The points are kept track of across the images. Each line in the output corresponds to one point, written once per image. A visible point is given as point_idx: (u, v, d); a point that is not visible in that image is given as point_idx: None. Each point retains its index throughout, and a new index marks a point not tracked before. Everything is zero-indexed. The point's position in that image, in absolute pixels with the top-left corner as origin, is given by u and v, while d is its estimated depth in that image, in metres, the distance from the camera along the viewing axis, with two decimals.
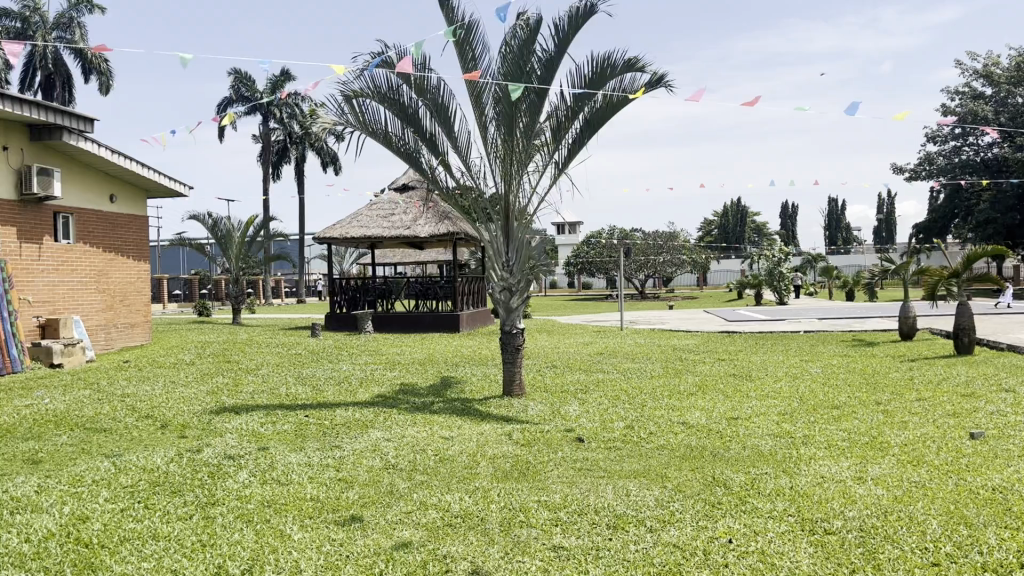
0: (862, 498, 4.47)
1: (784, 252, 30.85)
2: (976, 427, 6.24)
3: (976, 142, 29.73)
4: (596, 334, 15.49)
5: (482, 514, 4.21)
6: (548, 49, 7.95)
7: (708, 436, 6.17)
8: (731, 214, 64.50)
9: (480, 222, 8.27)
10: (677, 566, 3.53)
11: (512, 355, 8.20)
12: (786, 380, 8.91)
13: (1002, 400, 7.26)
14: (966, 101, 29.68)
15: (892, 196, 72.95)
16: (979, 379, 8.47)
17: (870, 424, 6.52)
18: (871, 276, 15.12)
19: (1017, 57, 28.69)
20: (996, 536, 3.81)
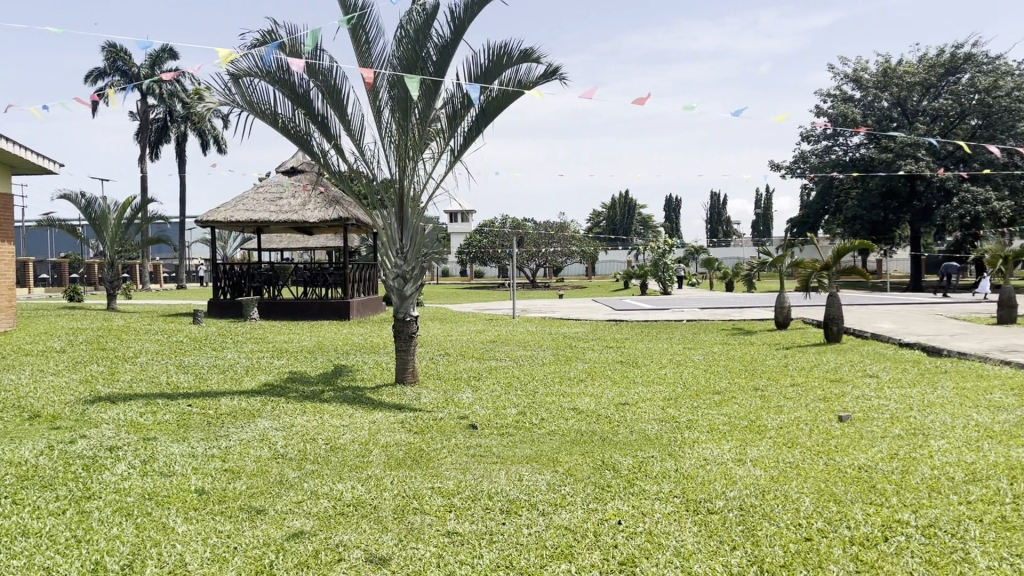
0: (742, 478, 4.68)
1: (669, 244, 31.84)
2: (844, 410, 6.65)
3: (845, 142, 31.47)
4: (487, 322, 15.57)
5: (374, 502, 4.16)
6: (443, 35, 7.90)
7: (597, 421, 6.32)
8: (619, 206, 66.18)
9: (373, 208, 8.15)
10: (568, 548, 3.59)
11: (405, 344, 8.13)
12: (670, 367, 9.23)
13: (866, 384, 7.78)
14: (838, 103, 31.36)
15: (769, 193, 76.53)
16: (846, 365, 9.02)
17: (748, 408, 6.83)
18: (750, 268, 15.80)
19: (883, 63, 30.59)
20: (862, 512, 4.07)
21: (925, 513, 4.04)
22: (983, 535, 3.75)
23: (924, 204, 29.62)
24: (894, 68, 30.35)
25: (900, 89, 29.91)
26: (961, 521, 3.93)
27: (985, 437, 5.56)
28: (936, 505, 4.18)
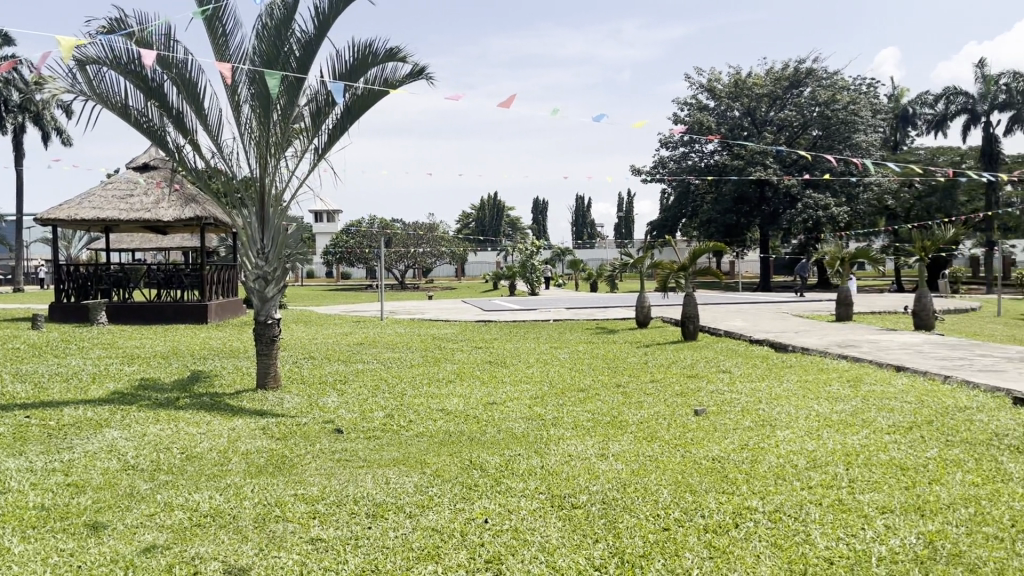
0: (604, 473, 4.82)
1: (536, 245, 32.35)
2: (700, 404, 6.97)
3: (701, 149, 32.99)
4: (354, 324, 15.32)
5: (234, 511, 4.01)
6: (306, 31, 7.72)
7: (464, 421, 6.34)
8: (487, 207, 66.67)
9: (233, 207, 7.85)
10: (434, 549, 3.59)
11: (267, 347, 7.88)
12: (537, 366, 9.39)
13: (720, 379, 8.19)
14: (694, 111, 32.85)
15: (631, 196, 79.17)
16: (702, 361, 9.46)
17: (611, 404, 7.04)
18: (613, 269, 16.30)
19: (734, 75, 32.29)
20: (715, 501, 4.29)
21: (772, 499, 4.30)
22: (822, 518, 4.03)
23: (772, 209, 31.50)
24: (744, 79, 32.10)
25: (750, 100, 31.67)
26: (803, 505, 4.20)
27: (824, 426, 5.98)
28: (781, 491, 4.46)
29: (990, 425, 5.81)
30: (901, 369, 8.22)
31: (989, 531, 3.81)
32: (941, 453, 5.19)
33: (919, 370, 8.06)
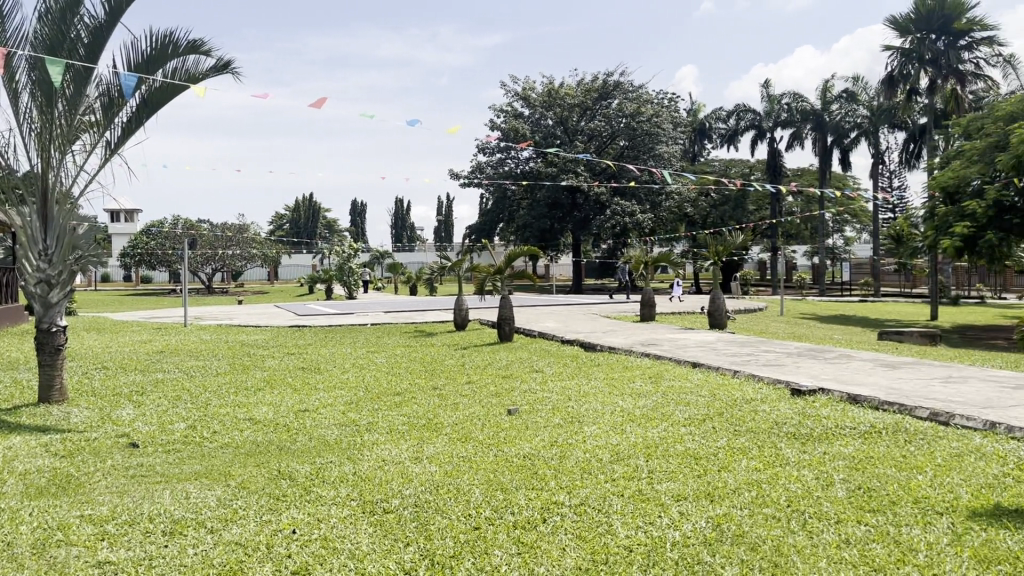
0: (417, 476, 4.82)
1: (353, 248, 31.82)
2: (513, 404, 7.14)
3: (516, 155, 33.86)
4: (156, 331, 14.39)
5: (8, 539, 3.64)
6: (96, 17, 7.19)
7: (273, 430, 6.13)
8: (303, 209, 64.78)
9: (9, 204, 7.15)
10: (238, 564, 3.44)
11: (51, 357, 7.24)
12: (353, 371, 9.25)
13: (533, 379, 8.44)
14: (509, 119, 33.62)
15: (450, 200, 79.73)
16: (516, 362, 9.69)
17: (427, 407, 7.05)
18: (431, 272, 16.36)
19: (547, 85, 33.35)
20: (524, 497, 4.41)
21: (578, 493, 4.48)
22: (623, 508, 4.25)
23: (583, 215, 32.87)
24: (557, 90, 33.22)
25: (563, 110, 32.83)
26: (606, 497, 4.42)
27: (627, 421, 6.31)
28: (586, 485, 4.65)
29: (771, 414, 6.38)
30: (696, 366, 8.82)
31: (768, 511, 4.18)
32: (730, 442, 5.62)
33: (712, 365, 8.69)
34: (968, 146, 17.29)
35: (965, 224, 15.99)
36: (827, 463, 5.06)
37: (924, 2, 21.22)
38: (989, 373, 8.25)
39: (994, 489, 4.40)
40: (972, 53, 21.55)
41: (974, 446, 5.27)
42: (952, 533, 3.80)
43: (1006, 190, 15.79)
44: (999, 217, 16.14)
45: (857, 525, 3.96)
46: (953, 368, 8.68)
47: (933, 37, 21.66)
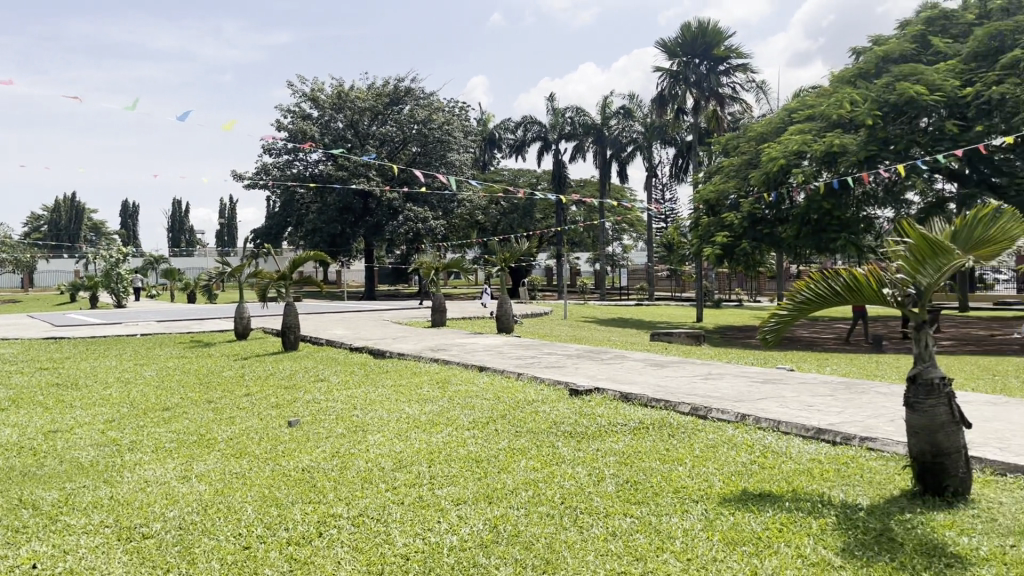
0: (184, 496, 4.51)
1: (122, 253, 29.39)
2: (294, 415, 6.87)
3: (305, 158, 32.88)
4: None
5: None
6: None
7: (17, 455, 5.50)
8: (63, 210, 59.05)
9: None
10: None
11: None
12: (117, 386, 8.51)
13: (317, 389, 8.17)
14: (297, 120, 32.57)
15: (233, 202, 76.02)
16: (301, 372, 9.35)
17: (199, 423, 6.62)
18: (210, 278, 15.45)
19: (337, 87, 32.66)
20: (300, 511, 4.26)
21: (356, 504, 4.39)
22: (402, 516, 4.22)
23: (375, 220, 32.35)
24: (347, 92, 32.60)
25: (353, 113, 32.36)
26: (385, 506, 4.36)
27: (411, 427, 6.28)
28: (366, 494, 4.57)
29: (551, 415, 6.60)
30: (482, 370, 8.97)
31: (542, 510, 4.31)
32: (510, 443, 5.75)
33: (497, 369, 8.87)
34: (726, 163, 19.01)
35: (724, 234, 17.55)
36: (599, 459, 5.31)
37: (689, 29, 23.03)
38: (742, 369, 9.08)
39: (743, 476, 4.82)
40: (729, 78, 23.67)
41: (727, 436, 5.77)
42: (705, 519, 4.12)
43: (757, 203, 17.52)
44: (753, 228, 17.59)
45: (624, 517, 4.18)
46: (712, 365, 9.46)
47: (697, 61, 23.55)
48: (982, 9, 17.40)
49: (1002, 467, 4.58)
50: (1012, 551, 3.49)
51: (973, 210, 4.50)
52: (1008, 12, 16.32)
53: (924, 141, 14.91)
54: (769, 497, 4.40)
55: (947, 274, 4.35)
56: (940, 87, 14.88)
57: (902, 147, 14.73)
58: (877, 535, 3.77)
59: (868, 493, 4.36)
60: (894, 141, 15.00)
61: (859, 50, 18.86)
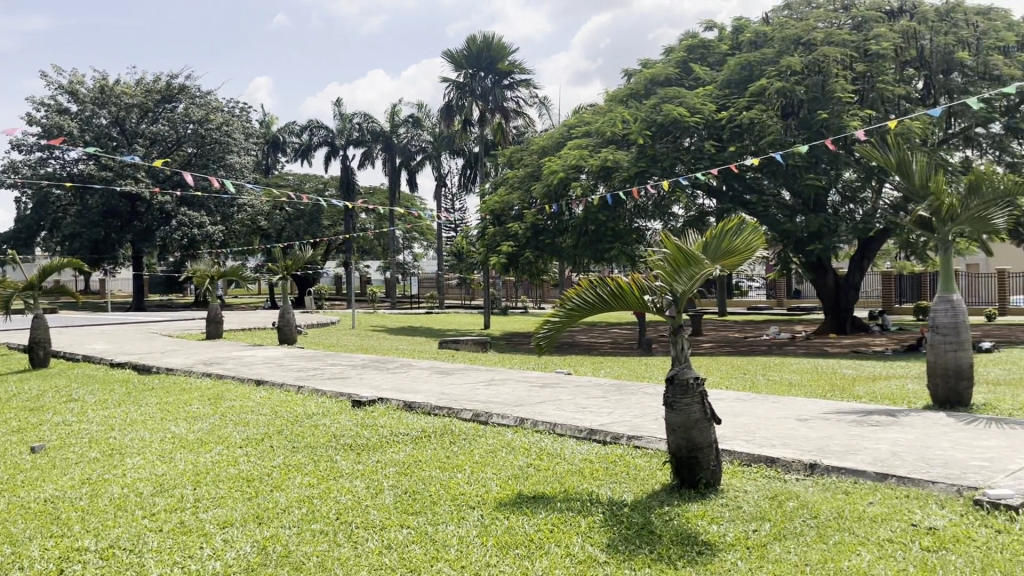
0: None
1: None
2: (39, 440, 6.18)
3: (61, 156, 29.95)
4: None
5: None
6: None
7: None
8: None
9: None
10: None
11: None
12: None
13: (69, 410, 7.41)
14: (52, 114, 29.65)
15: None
16: (49, 392, 8.44)
17: None
18: None
19: (99, 80, 30.12)
20: (38, 548, 3.82)
21: (106, 535, 4.01)
22: (159, 544, 3.90)
23: (144, 225, 30.09)
24: (111, 86, 30.15)
25: (118, 109, 29.96)
26: (141, 535, 4.01)
27: (177, 448, 5.85)
28: (118, 523, 4.19)
29: (330, 427, 6.41)
30: (260, 383, 8.56)
31: (315, 527, 4.15)
32: (285, 460, 5.51)
33: (276, 382, 8.50)
34: (510, 174, 19.59)
35: (509, 243, 18.06)
36: (378, 471, 5.22)
37: (474, 41, 23.52)
38: (523, 374, 9.34)
39: (519, 479, 4.93)
40: (513, 92, 24.44)
41: (505, 441, 5.88)
42: (480, 524, 4.15)
43: (539, 214, 18.20)
44: (536, 237, 18.24)
45: (399, 529, 4.12)
46: (494, 371, 9.66)
47: (482, 74, 24.10)
48: (734, 41, 19.26)
49: (748, 457, 5.01)
50: (753, 534, 3.82)
51: (719, 224, 4.92)
52: (755, 45, 18.17)
53: (686, 159, 16.21)
54: (542, 498, 4.52)
55: (699, 282, 4.71)
56: (700, 110, 16.26)
57: (667, 165, 15.92)
58: (639, 529, 3.98)
59: (632, 490, 4.60)
60: (661, 158, 16.18)
61: (630, 72, 20.19)
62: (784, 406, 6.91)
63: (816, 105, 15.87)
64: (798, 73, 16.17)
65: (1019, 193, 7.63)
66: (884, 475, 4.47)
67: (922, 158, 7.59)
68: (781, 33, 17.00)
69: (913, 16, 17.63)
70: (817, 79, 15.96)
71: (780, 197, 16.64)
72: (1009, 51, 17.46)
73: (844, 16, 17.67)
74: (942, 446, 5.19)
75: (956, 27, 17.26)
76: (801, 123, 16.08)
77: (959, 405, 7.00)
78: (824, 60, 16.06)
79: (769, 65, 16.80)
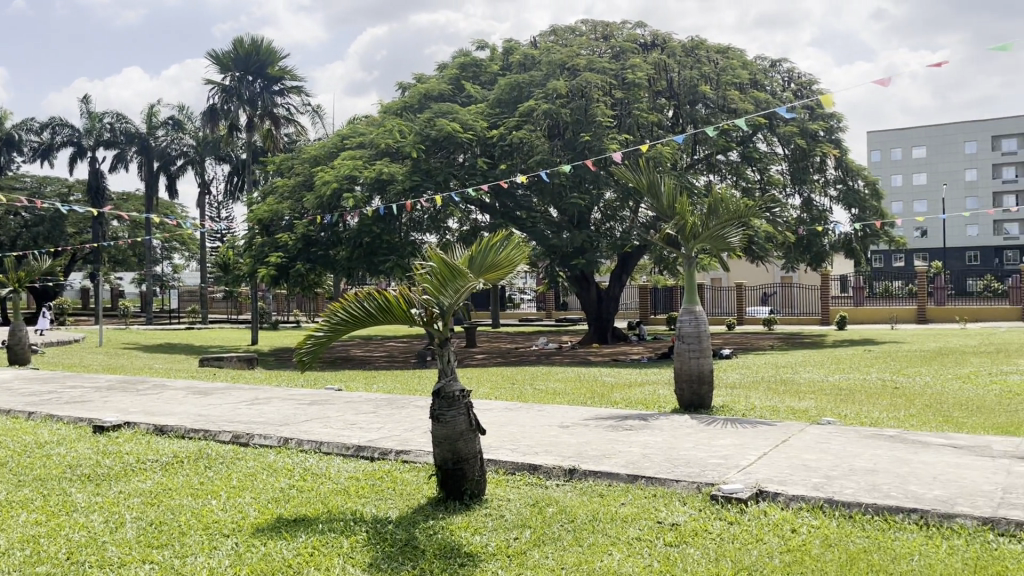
0: None
1: None
2: None
3: None
4: None
5: None
6: None
7: None
8: None
9: None
10: None
11: None
12: None
13: None
14: None
15: None
16: None
17: None
18: None
19: None
20: None
21: None
22: None
23: None
24: None
25: None
26: None
27: None
28: None
29: (66, 458, 5.76)
30: None
31: (40, 571, 3.68)
32: (8, 496, 4.87)
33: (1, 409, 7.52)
34: (280, 183, 18.86)
35: (278, 254, 17.40)
36: (121, 502, 4.75)
37: (242, 43, 22.57)
38: (288, 392, 8.96)
39: (280, 502, 4.69)
40: (284, 98, 23.64)
41: (267, 462, 5.59)
42: (233, 554, 3.89)
43: (311, 225, 17.71)
44: (307, 249, 17.73)
45: (141, 565, 3.76)
46: (258, 389, 9.18)
47: (250, 78, 23.13)
48: (505, 62, 19.96)
49: (512, 466, 5.13)
50: (514, 542, 3.88)
51: (484, 239, 5.02)
52: (524, 67, 18.93)
53: (459, 174, 16.50)
54: (303, 521, 4.33)
55: (463, 296, 4.80)
56: (472, 127, 16.67)
57: (441, 179, 16.09)
58: (403, 545, 3.92)
59: (398, 506, 4.53)
60: (434, 172, 16.33)
61: (404, 85, 20.27)
62: (548, 414, 7.17)
63: (580, 128, 16.78)
64: (563, 96, 17.03)
65: (751, 215, 8.47)
66: (634, 477, 4.74)
67: (669, 182, 8.28)
68: (548, 57, 17.82)
69: (663, 49, 19.21)
70: (580, 104, 16.88)
71: (548, 214, 17.38)
72: (743, 87, 19.52)
73: (604, 45, 18.89)
74: (685, 446, 5.61)
75: (699, 62, 19.06)
76: (566, 144, 16.93)
77: (703, 408, 7.68)
78: (586, 86, 17.05)
79: (537, 87, 17.57)
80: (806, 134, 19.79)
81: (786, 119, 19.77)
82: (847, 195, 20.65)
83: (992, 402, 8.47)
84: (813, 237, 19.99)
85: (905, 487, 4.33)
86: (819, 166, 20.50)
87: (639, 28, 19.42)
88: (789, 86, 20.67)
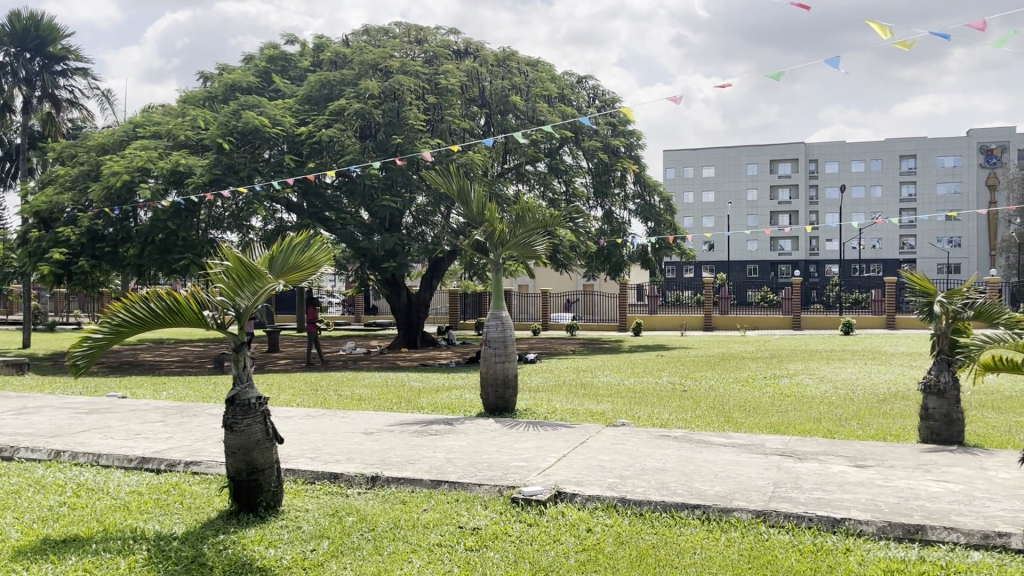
0: None
1: None
2: None
3: None
4: None
5: None
6: None
7: None
8: None
9: None
10: None
11: None
12: None
13: None
14: None
15: None
16: None
17: None
18: None
19: None
20: None
21: None
22: None
23: None
24: None
25: None
26: None
27: None
28: None
29: None
30: None
31: None
32: None
33: None
34: (60, 172, 17.20)
35: (59, 249, 15.86)
36: None
37: (18, 17, 20.35)
38: (64, 400, 8.15)
39: (46, 522, 4.22)
40: (66, 80, 21.64)
41: (34, 479, 5.03)
42: None
43: (97, 219, 16.34)
44: (92, 244, 16.38)
45: None
46: (26, 398, 8.25)
47: (26, 55, 20.97)
48: (315, 59, 19.43)
49: (311, 475, 4.95)
50: (310, 555, 3.73)
51: (287, 239, 4.82)
52: (334, 64, 18.58)
53: (263, 170, 15.84)
54: (73, 542, 3.92)
55: (261, 298, 4.58)
56: (280, 122, 16.10)
57: (245, 174, 15.37)
58: (189, 563, 3.65)
59: (183, 521, 4.22)
60: (238, 167, 15.55)
61: (206, 76, 19.21)
62: (351, 420, 6.99)
63: (392, 130, 16.67)
64: (375, 97, 16.87)
65: (555, 225, 8.69)
66: (437, 482, 4.72)
67: (478, 189, 8.39)
68: (360, 56, 17.47)
69: (476, 57, 19.48)
70: (392, 105, 16.81)
71: (358, 217, 17.27)
72: (552, 100, 20.16)
73: (417, 48, 18.85)
74: (487, 450, 5.66)
75: (511, 73, 19.49)
76: (378, 145, 16.69)
77: (506, 411, 7.80)
78: (399, 88, 16.93)
79: (348, 86, 17.34)
80: (608, 149, 20.80)
81: (591, 134, 20.73)
82: (643, 209, 21.90)
83: (766, 403, 9.29)
84: (613, 247, 21.01)
85: (690, 484, 4.61)
86: (620, 180, 21.60)
87: (451, 35, 19.57)
88: (593, 102, 21.64)
